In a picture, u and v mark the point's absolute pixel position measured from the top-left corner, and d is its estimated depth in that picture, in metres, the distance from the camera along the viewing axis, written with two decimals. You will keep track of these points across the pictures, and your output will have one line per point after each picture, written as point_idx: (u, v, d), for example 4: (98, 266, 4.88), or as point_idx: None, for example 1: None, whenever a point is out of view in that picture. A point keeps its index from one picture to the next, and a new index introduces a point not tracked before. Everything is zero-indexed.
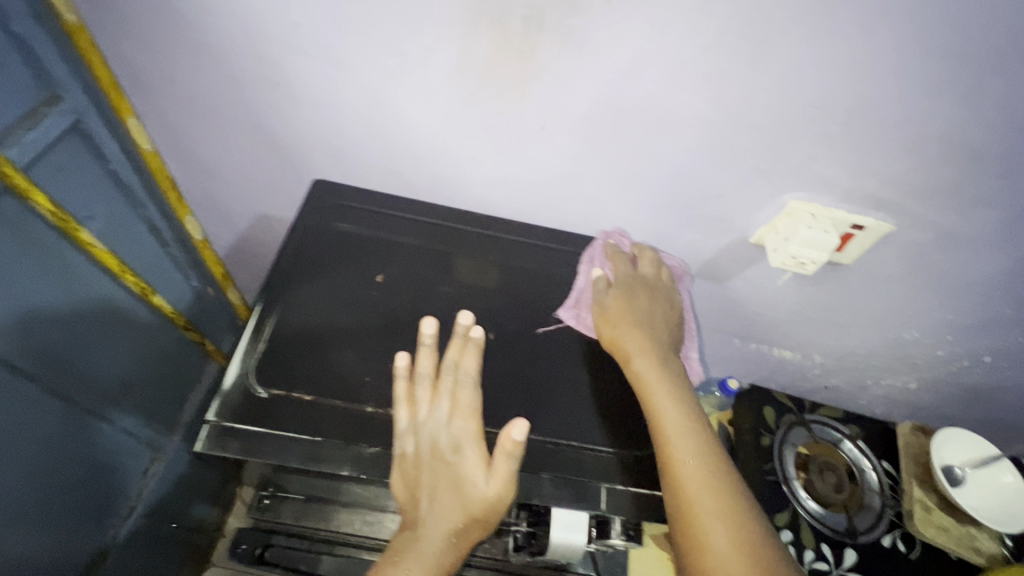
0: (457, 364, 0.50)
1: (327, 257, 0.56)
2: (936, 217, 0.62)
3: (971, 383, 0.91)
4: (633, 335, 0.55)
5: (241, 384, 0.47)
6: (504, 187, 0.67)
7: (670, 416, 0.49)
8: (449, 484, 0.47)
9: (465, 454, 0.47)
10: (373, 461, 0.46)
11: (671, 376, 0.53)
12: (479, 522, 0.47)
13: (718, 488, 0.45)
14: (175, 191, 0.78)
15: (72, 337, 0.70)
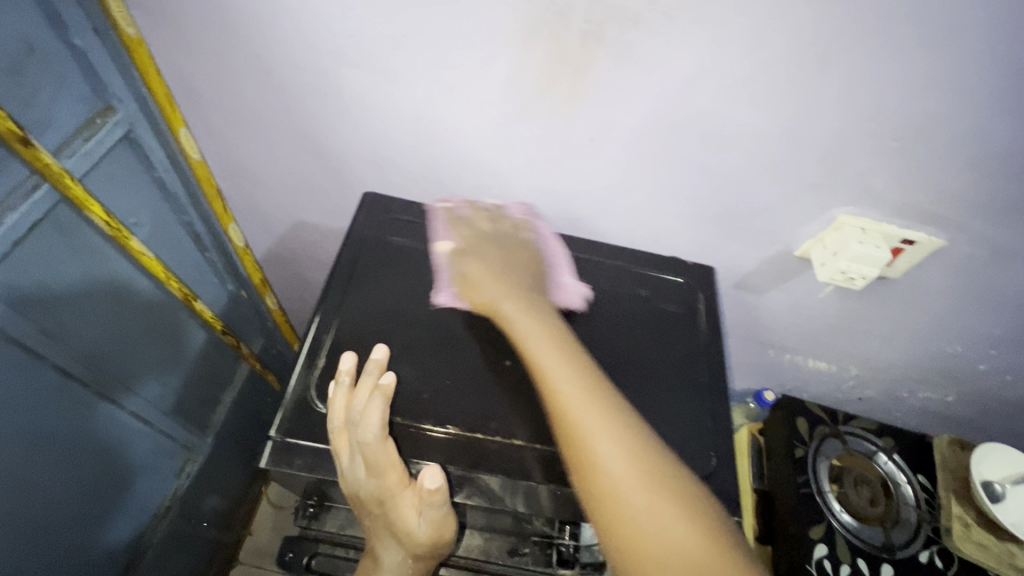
0: (362, 416, 0.45)
1: (382, 271, 0.57)
2: (991, 233, 0.61)
3: (1012, 397, 0.89)
4: (499, 293, 0.53)
5: (305, 400, 0.48)
6: (547, 198, 0.67)
7: (562, 386, 0.46)
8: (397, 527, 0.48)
9: (393, 507, 0.46)
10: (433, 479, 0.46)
11: (545, 325, 0.51)
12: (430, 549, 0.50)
13: (629, 461, 0.42)
14: (220, 199, 0.79)
15: (118, 342, 0.71)
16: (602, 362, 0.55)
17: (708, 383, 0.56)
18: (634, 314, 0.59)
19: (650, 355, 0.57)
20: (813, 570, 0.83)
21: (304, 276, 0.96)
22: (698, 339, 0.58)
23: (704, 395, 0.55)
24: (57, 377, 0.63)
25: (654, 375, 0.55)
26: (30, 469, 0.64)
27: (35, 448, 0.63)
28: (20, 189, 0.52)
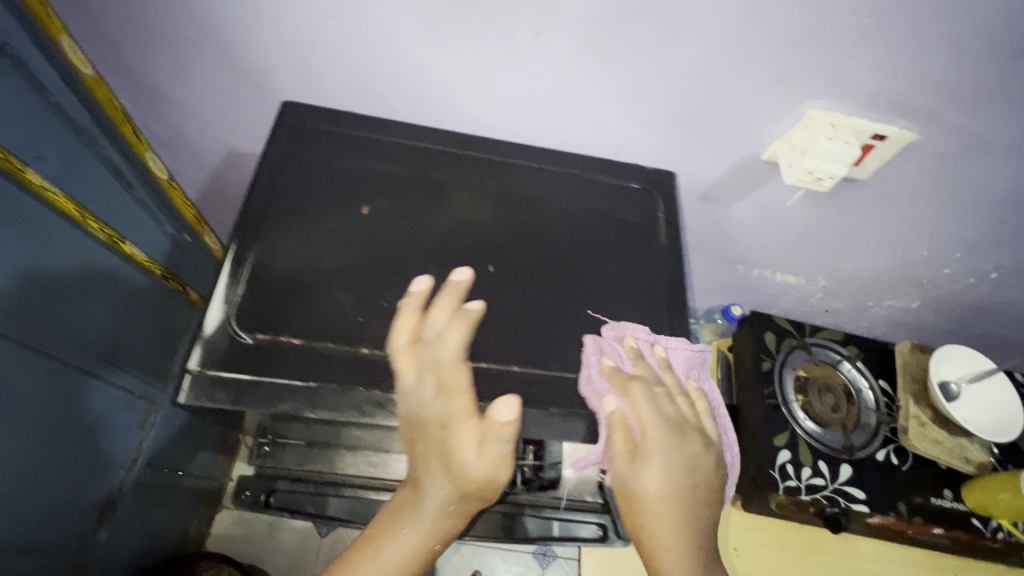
0: (439, 335, 0.44)
1: (309, 189, 0.50)
2: (967, 123, 0.57)
3: (975, 301, 0.90)
4: (672, 482, 0.47)
5: (226, 334, 0.43)
6: (497, 109, 0.60)
7: (647, 503, 0.47)
8: (449, 462, 0.44)
9: (453, 433, 0.43)
10: (379, 404, 0.42)
11: (668, 486, 0.47)
12: (469, 501, 0.45)
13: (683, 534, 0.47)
14: (128, 123, 0.71)
15: (42, 293, 0.65)
16: (556, 278, 0.52)
17: (665, 294, 0.54)
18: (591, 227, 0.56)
19: (608, 270, 0.53)
20: (775, 475, 0.86)
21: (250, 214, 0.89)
22: (654, 251, 0.56)
23: (662, 307, 0.53)
24: None
25: (610, 290, 0.53)
26: None
27: None
28: None
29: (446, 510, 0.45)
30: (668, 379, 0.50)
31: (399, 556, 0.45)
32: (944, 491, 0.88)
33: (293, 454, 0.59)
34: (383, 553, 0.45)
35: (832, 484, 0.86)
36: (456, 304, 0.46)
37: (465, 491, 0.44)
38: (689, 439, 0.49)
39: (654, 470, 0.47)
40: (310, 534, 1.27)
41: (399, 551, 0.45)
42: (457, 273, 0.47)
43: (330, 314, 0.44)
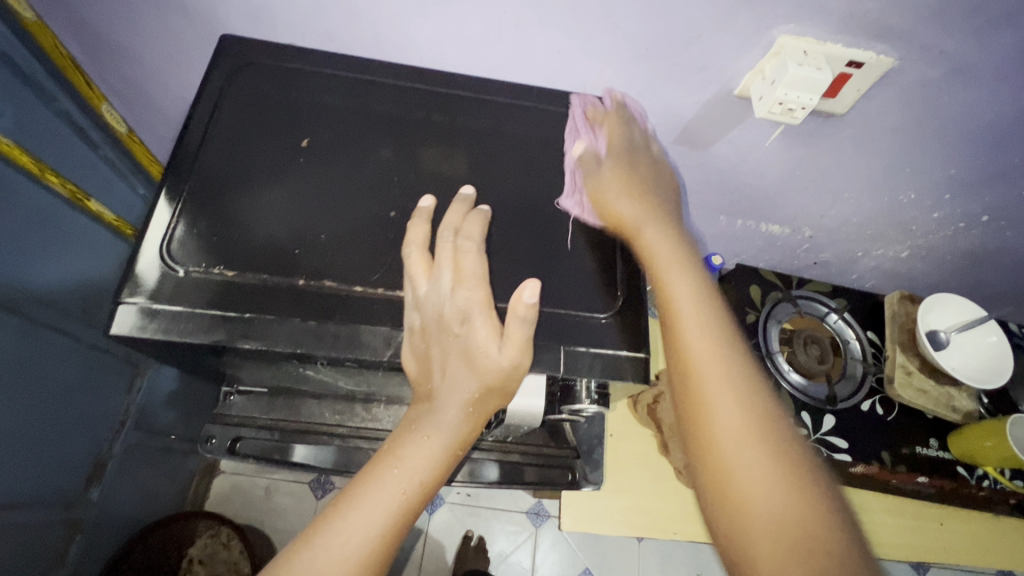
0: (458, 228, 0.46)
1: (247, 124, 0.48)
2: (948, 45, 0.54)
3: (966, 247, 0.87)
4: (638, 201, 0.52)
5: (164, 268, 0.42)
6: (453, 44, 0.58)
7: (626, 212, 0.51)
8: (470, 362, 0.43)
9: (476, 323, 0.43)
10: (314, 335, 0.42)
11: (636, 195, 0.52)
12: (489, 404, 0.44)
13: (706, 317, 0.47)
14: (80, 72, 0.67)
15: (11, 251, 0.65)
16: (510, 211, 0.50)
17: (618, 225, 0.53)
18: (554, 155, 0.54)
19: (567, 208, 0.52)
20: None
21: None
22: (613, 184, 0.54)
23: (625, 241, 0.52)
24: None
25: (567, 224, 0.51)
26: None
27: None
28: None
29: (467, 416, 0.44)
30: (630, 127, 0.58)
31: (418, 465, 0.43)
32: (930, 441, 0.88)
33: (258, 403, 0.59)
34: (403, 460, 0.43)
35: (814, 435, 0.86)
36: (468, 210, 0.47)
37: (484, 393, 0.43)
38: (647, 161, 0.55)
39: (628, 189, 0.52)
40: (306, 496, 1.30)
41: (417, 460, 0.43)
42: (465, 188, 0.48)
43: (266, 244, 0.44)
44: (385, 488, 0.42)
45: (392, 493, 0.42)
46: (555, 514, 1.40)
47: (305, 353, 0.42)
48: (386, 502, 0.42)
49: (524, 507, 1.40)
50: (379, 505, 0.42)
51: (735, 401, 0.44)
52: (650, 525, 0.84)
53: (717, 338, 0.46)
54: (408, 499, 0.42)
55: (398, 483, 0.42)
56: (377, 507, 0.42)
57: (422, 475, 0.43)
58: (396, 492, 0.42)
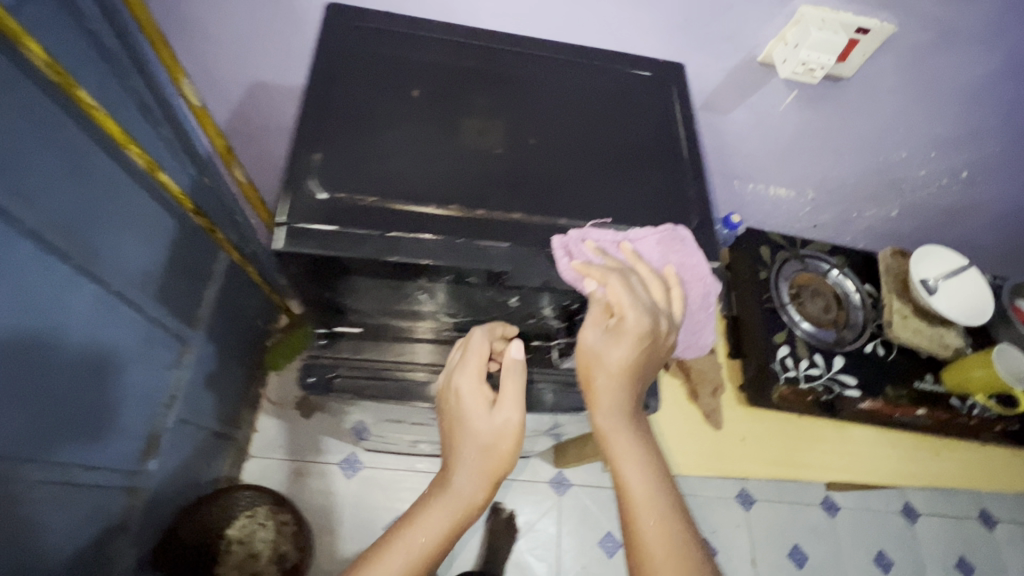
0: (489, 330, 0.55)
1: (358, 71, 0.51)
2: (937, 11, 0.64)
3: (947, 203, 0.98)
4: (621, 358, 0.44)
5: (300, 187, 0.44)
6: (512, 20, 0.66)
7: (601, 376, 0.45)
8: (485, 409, 0.48)
9: (470, 394, 0.49)
10: (457, 250, 0.44)
11: (620, 359, 0.44)
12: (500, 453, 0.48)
13: (654, 478, 0.44)
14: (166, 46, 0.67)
15: (91, 218, 0.69)
16: (597, 146, 0.53)
17: (685, 152, 0.55)
18: (631, 95, 0.57)
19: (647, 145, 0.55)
20: (776, 368, 0.94)
21: (272, 153, 0.93)
22: (679, 125, 0.57)
23: (697, 173, 0.54)
24: (37, 250, 0.61)
25: (650, 158, 0.54)
26: (37, 342, 0.64)
27: (34, 326, 0.63)
28: None
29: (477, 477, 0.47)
30: (643, 269, 0.46)
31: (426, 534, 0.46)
32: (926, 375, 0.98)
33: (349, 343, 0.63)
34: (413, 532, 0.46)
35: (827, 373, 0.95)
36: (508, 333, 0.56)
37: (494, 441, 0.48)
38: (658, 318, 0.45)
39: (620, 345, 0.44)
40: (337, 475, 1.33)
41: (419, 535, 0.46)
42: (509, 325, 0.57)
43: (396, 176, 0.46)
44: (399, 553, 0.45)
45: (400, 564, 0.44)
46: (576, 482, 1.46)
47: (429, 265, 0.43)
48: (400, 565, 0.44)
49: (546, 477, 1.46)
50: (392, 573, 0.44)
51: (658, 508, 0.44)
52: (686, 463, 0.93)
53: (659, 495, 0.44)
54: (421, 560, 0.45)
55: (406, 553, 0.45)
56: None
57: (419, 556, 0.45)
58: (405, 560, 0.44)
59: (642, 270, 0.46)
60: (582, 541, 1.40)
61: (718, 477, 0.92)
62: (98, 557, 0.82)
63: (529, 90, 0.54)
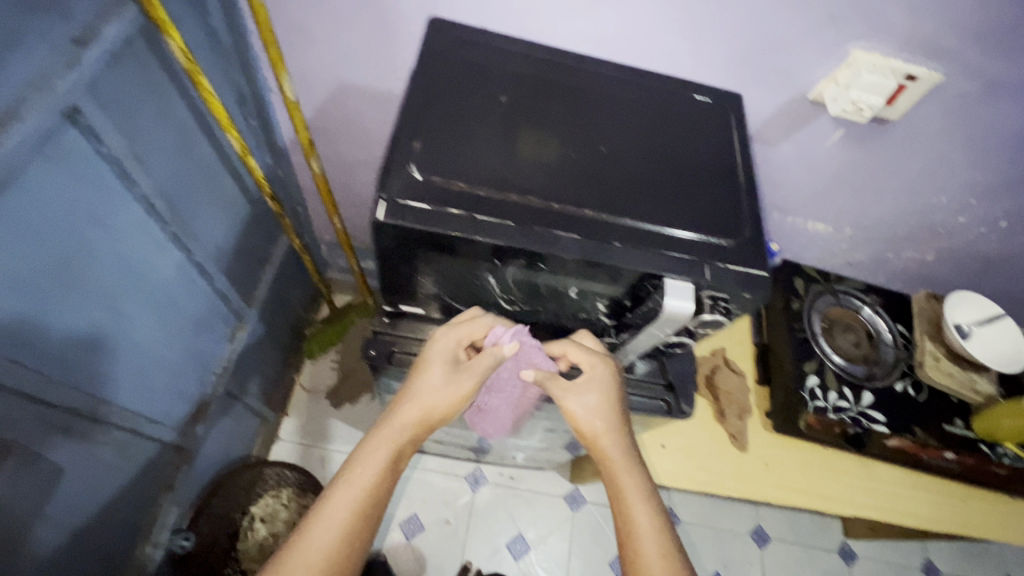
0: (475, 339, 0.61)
1: (452, 75, 0.57)
2: (985, 63, 0.68)
3: (984, 251, 1.00)
4: (595, 414, 0.60)
5: (400, 167, 0.50)
6: (585, 43, 0.74)
7: (587, 424, 0.61)
8: (439, 382, 0.59)
9: (436, 371, 0.60)
10: (532, 236, 0.49)
11: (599, 410, 0.61)
12: (435, 417, 0.59)
13: (647, 497, 0.58)
14: (275, 47, 0.72)
15: (185, 191, 0.76)
16: (661, 157, 0.58)
17: (741, 171, 0.60)
18: (694, 116, 0.63)
19: (710, 157, 0.60)
20: (805, 396, 0.95)
21: (342, 150, 1.00)
22: (738, 147, 0.61)
23: (752, 192, 0.59)
24: (142, 211, 0.68)
25: (707, 173, 0.58)
26: (128, 297, 0.70)
27: (130, 280, 0.70)
28: (113, 5, 0.55)
29: (413, 426, 0.59)
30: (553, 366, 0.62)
31: (366, 479, 0.55)
32: (956, 420, 0.98)
33: (410, 324, 0.68)
34: (358, 474, 0.55)
35: (856, 407, 0.96)
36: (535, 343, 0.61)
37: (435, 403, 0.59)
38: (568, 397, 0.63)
39: (591, 391, 0.60)
40: None
41: (351, 497, 0.54)
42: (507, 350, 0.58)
43: (485, 167, 0.52)
44: (347, 496, 0.54)
45: (350, 502, 0.54)
46: (591, 500, 1.46)
47: (506, 246, 0.48)
48: (349, 503, 0.54)
49: (561, 492, 1.46)
50: (340, 515, 0.53)
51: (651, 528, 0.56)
52: (708, 480, 0.95)
53: (652, 515, 0.57)
54: (368, 498, 0.55)
55: (355, 492, 0.54)
56: (340, 520, 0.53)
57: (351, 514, 0.54)
58: (355, 497, 0.54)
59: (578, 350, 0.61)
60: (593, 560, 1.39)
61: (739, 497, 0.94)
62: (146, 511, 0.86)
63: (601, 104, 0.60)
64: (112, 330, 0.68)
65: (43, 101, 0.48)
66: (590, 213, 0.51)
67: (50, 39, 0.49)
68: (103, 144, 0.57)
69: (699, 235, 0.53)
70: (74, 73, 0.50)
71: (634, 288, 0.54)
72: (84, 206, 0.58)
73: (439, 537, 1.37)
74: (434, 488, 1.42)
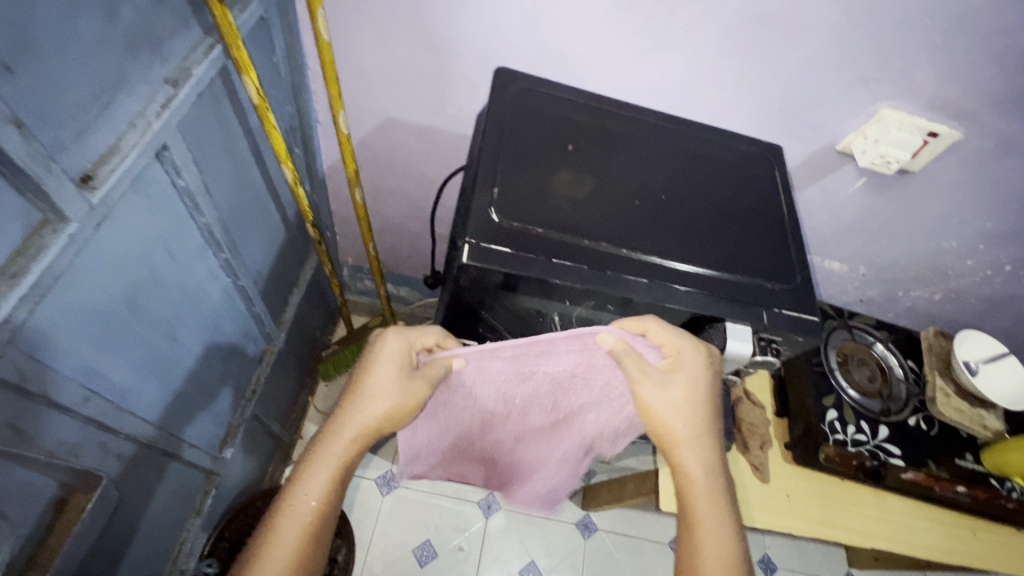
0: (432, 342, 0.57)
1: (523, 124, 0.61)
2: (1002, 125, 0.73)
3: (988, 292, 1.06)
4: (675, 408, 0.55)
5: (479, 211, 0.53)
6: (631, 91, 0.78)
7: (666, 417, 0.55)
8: (388, 395, 0.56)
9: (382, 385, 0.56)
10: (604, 281, 0.52)
11: (682, 402, 0.54)
12: (380, 424, 0.57)
13: (720, 514, 0.57)
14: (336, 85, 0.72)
15: (237, 218, 0.77)
16: (716, 205, 0.62)
17: (788, 220, 0.64)
18: (741, 165, 0.67)
19: (761, 205, 0.64)
20: (826, 430, 0.98)
21: (379, 180, 1.03)
22: (783, 196, 0.65)
23: (799, 239, 0.62)
24: (202, 240, 0.69)
25: (758, 222, 0.62)
26: (183, 323, 0.70)
27: (187, 307, 0.70)
28: (200, 48, 0.57)
29: (357, 437, 0.57)
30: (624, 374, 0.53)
31: (311, 499, 0.55)
32: (966, 454, 1.02)
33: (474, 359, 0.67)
34: (303, 493, 0.55)
35: (873, 441, 0.99)
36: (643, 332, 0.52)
37: (382, 414, 0.56)
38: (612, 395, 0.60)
39: (676, 386, 0.53)
40: (372, 490, 1.41)
41: (298, 518, 0.55)
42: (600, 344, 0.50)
43: (557, 213, 0.55)
44: (294, 520, 0.55)
45: (300, 521, 0.55)
46: (602, 527, 1.46)
47: (579, 289, 0.51)
48: (298, 524, 0.55)
49: (573, 518, 1.46)
50: (292, 535, 0.55)
51: (722, 549, 0.56)
52: None
53: (724, 535, 0.57)
54: (315, 518, 0.56)
55: (299, 519, 0.55)
56: (289, 547, 0.55)
57: (300, 533, 0.55)
58: (301, 522, 0.55)
59: (682, 346, 0.52)
60: None
61: (765, 528, 0.96)
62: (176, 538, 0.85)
63: (659, 154, 0.63)
64: (169, 356, 0.69)
65: (141, 139, 0.50)
66: (660, 258, 0.54)
67: (146, 79, 0.51)
68: (179, 177, 0.59)
69: (755, 279, 0.57)
70: (168, 114, 0.53)
71: (689, 329, 0.57)
72: (158, 237, 0.60)
73: (451, 565, 1.35)
74: (447, 514, 1.41)
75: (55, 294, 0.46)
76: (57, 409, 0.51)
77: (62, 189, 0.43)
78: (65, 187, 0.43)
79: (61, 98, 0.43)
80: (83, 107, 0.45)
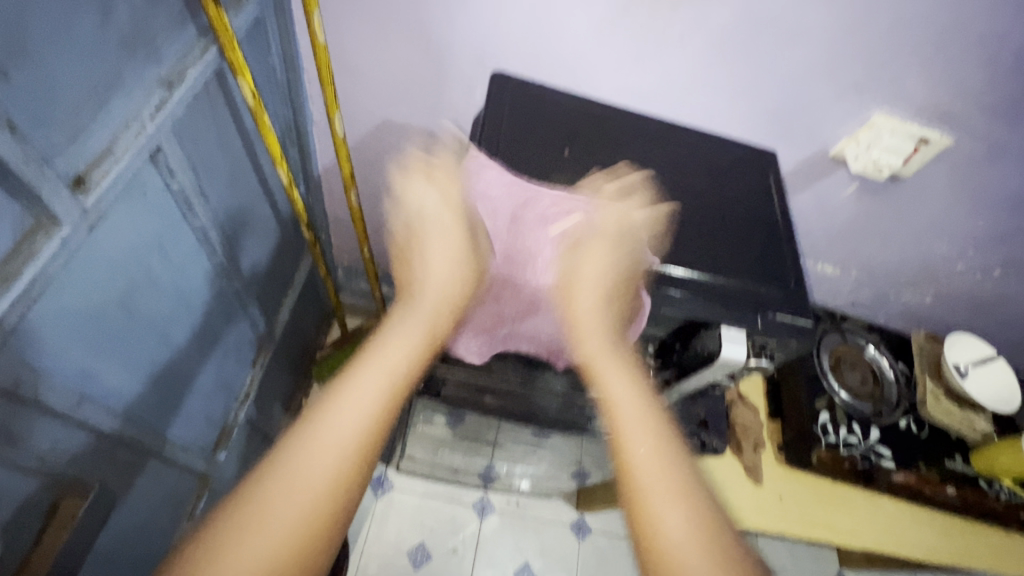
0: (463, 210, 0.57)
1: (519, 129, 0.62)
2: (992, 131, 0.74)
3: (977, 296, 1.07)
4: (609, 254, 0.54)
5: None
6: (628, 96, 0.78)
7: (591, 260, 0.53)
8: (444, 251, 0.53)
9: (437, 244, 0.54)
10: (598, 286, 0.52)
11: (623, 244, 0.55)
12: (456, 285, 0.52)
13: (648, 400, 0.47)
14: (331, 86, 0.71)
15: (232, 219, 0.77)
16: (710, 210, 0.62)
17: (782, 223, 0.64)
18: (735, 171, 0.68)
19: (756, 210, 0.64)
20: (818, 431, 0.99)
21: (374, 181, 1.03)
22: (777, 201, 0.66)
23: (792, 243, 0.63)
24: (196, 241, 0.69)
25: (752, 226, 0.62)
26: (177, 325, 0.70)
27: (181, 308, 0.70)
28: (195, 49, 0.57)
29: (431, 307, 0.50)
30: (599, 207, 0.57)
31: (387, 366, 0.45)
32: (956, 455, 1.03)
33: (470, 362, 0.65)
34: (384, 353, 0.45)
35: (864, 443, 1.00)
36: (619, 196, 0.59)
37: (450, 298, 0.51)
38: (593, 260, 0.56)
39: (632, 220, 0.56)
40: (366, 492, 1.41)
41: (374, 382, 0.43)
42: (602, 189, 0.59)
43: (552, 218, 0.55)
44: (364, 391, 0.42)
45: (377, 389, 0.43)
46: (596, 529, 1.47)
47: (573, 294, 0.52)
48: (377, 388, 0.43)
49: (568, 520, 1.46)
50: (366, 405, 0.42)
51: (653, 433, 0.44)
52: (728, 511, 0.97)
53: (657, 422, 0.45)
54: (393, 388, 0.44)
55: (376, 382, 0.43)
56: (364, 421, 0.41)
57: (378, 402, 0.42)
58: (380, 387, 0.43)
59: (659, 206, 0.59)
60: None
61: (756, 529, 0.96)
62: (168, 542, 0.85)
63: (654, 159, 0.64)
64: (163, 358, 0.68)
65: (135, 142, 0.50)
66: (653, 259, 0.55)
67: (141, 81, 0.51)
68: (174, 180, 0.59)
69: (749, 282, 0.57)
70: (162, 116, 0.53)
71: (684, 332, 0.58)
72: (153, 239, 0.59)
73: (445, 567, 1.35)
74: (442, 516, 1.41)
75: (48, 297, 0.46)
76: (51, 414, 0.51)
77: (55, 192, 0.42)
78: (59, 189, 0.43)
79: (57, 102, 0.43)
80: (78, 109, 0.45)
